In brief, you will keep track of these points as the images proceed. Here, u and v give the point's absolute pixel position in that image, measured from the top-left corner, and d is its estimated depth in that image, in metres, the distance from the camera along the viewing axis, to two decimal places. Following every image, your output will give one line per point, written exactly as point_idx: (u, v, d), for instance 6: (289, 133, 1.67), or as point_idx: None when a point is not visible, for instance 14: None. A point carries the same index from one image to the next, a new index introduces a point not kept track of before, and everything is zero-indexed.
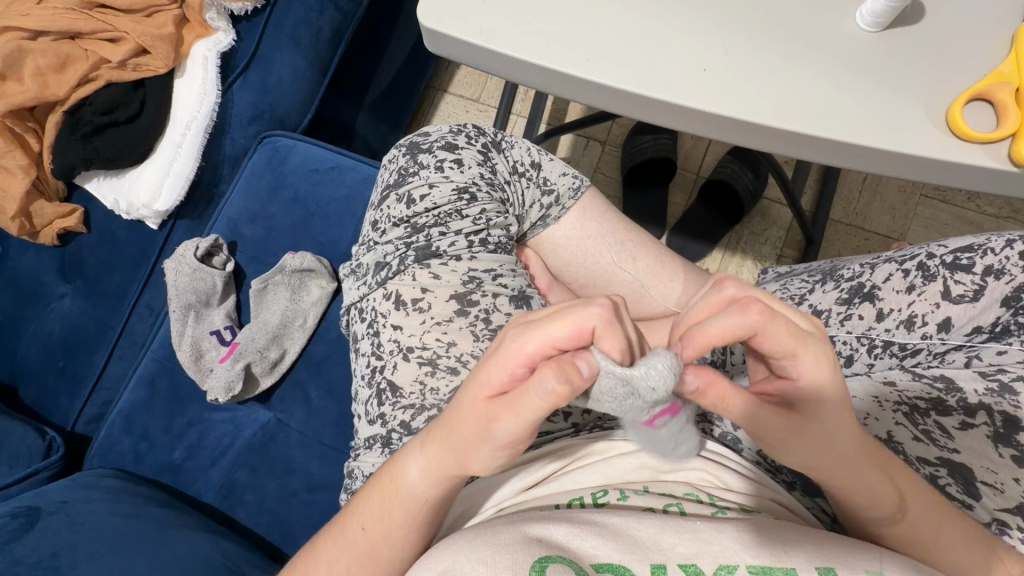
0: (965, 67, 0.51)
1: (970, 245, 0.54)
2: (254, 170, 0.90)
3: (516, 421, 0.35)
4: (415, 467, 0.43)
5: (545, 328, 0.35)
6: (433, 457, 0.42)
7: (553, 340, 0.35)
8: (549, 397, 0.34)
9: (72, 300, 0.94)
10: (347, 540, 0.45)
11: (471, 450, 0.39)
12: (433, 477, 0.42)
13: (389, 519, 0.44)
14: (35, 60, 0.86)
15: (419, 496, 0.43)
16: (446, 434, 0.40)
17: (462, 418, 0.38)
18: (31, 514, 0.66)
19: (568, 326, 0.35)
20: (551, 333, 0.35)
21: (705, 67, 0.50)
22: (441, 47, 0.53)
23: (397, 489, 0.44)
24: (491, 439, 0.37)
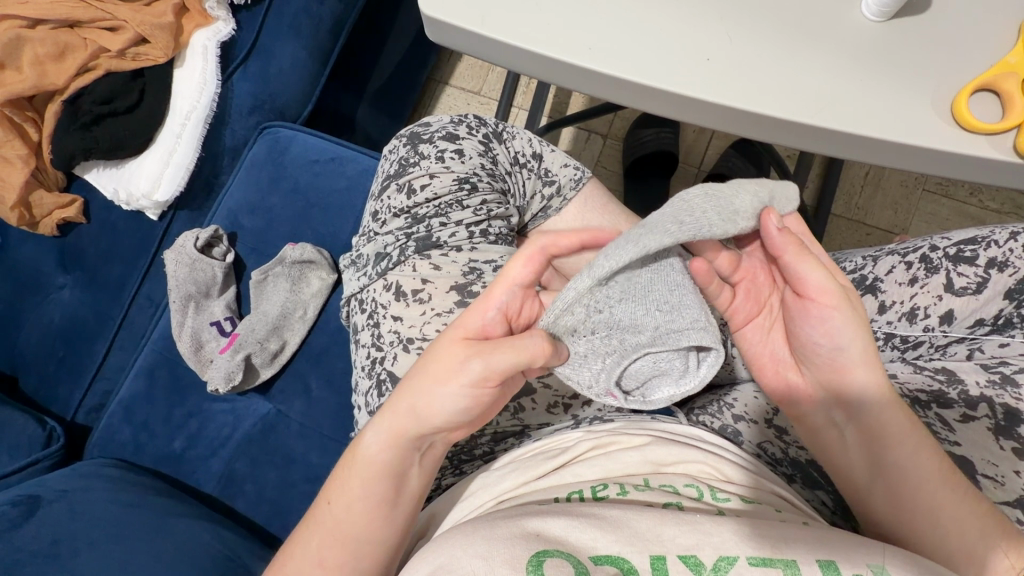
0: (970, 58, 0.50)
1: (973, 238, 0.54)
2: (253, 161, 0.90)
3: (490, 361, 0.40)
4: (372, 429, 0.45)
5: (506, 271, 0.43)
6: (385, 413, 0.44)
7: (513, 279, 0.43)
8: (502, 354, 0.40)
9: (71, 290, 0.94)
10: (316, 522, 0.46)
11: (442, 384, 0.41)
12: (389, 439, 0.44)
13: (352, 487, 0.45)
14: (33, 49, 0.86)
15: (374, 460, 0.44)
16: (423, 371, 0.43)
17: (438, 357, 0.42)
18: (31, 503, 0.66)
19: (525, 263, 0.42)
20: (510, 272, 0.43)
21: (708, 57, 0.49)
22: (442, 36, 0.52)
23: (357, 456, 0.45)
24: (460, 372, 0.41)
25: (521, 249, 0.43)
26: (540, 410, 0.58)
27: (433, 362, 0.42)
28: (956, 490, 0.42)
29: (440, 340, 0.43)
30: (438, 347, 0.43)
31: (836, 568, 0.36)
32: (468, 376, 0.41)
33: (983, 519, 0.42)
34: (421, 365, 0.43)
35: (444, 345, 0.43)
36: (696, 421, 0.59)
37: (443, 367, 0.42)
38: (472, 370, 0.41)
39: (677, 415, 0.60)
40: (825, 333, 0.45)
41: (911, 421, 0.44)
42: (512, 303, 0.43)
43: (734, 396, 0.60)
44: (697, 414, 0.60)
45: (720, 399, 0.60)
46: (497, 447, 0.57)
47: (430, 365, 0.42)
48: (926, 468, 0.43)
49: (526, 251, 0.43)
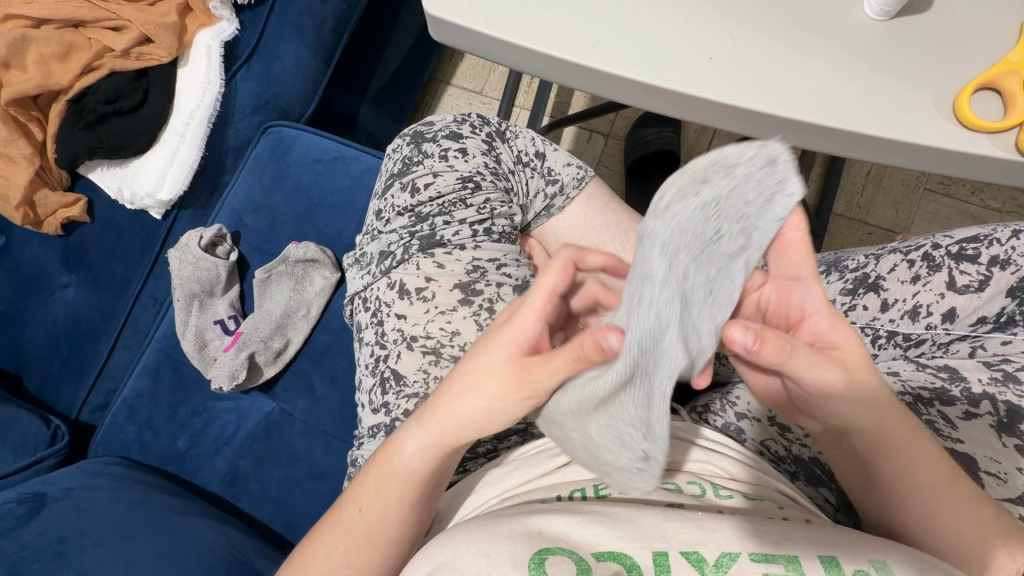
0: (972, 57, 0.51)
1: (976, 235, 0.54)
2: (257, 160, 0.90)
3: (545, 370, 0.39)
4: (413, 439, 0.44)
5: (546, 282, 0.41)
6: (427, 423, 0.44)
7: (554, 291, 0.41)
8: (560, 362, 0.38)
9: (76, 290, 0.94)
10: (344, 524, 0.46)
11: (498, 399, 0.41)
12: (432, 449, 0.44)
13: (382, 496, 0.45)
14: (37, 49, 0.86)
15: (415, 473, 0.44)
16: (455, 390, 0.42)
17: (489, 377, 0.41)
18: (37, 500, 0.66)
19: (568, 278, 0.41)
20: (550, 283, 0.41)
21: (710, 56, 0.50)
22: (446, 36, 0.53)
23: (393, 466, 0.45)
24: (521, 387, 0.40)
25: (556, 259, 0.41)
26: None
27: (471, 380, 0.42)
28: (949, 492, 0.42)
29: (479, 356, 0.42)
30: (489, 373, 0.41)
31: (837, 564, 0.36)
32: (536, 390, 0.40)
33: (975, 515, 0.42)
34: (461, 381, 0.42)
35: (487, 360, 0.41)
36: (699, 419, 0.60)
37: (498, 387, 0.41)
38: (540, 384, 0.40)
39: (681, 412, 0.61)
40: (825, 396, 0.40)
41: (905, 435, 0.42)
42: (553, 315, 0.42)
43: (737, 393, 0.60)
44: (700, 411, 0.61)
45: (723, 397, 0.61)
46: (501, 444, 0.58)
47: (474, 380, 0.42)
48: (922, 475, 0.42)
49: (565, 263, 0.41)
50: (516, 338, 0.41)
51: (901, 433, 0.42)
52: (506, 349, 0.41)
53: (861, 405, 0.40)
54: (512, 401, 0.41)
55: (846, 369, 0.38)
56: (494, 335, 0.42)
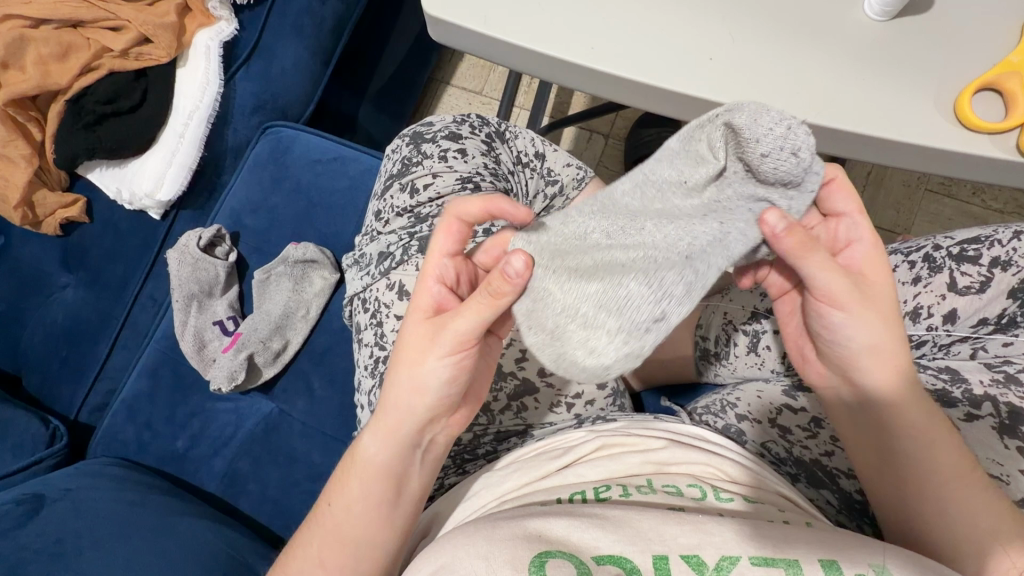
0: (973, 57, 0.50)
1: (976, 237, 0.54)
2: (256, 160, 0.90)
3: (459, 320, 0.42)
4: (368, 433, 0.46)
5: (434, 244, 0.46)
6: (378, 422, 0.46)
7: (444, 249, 0.46)
8: (476, 306, 0.42)
9: (74, 290, 0.94)
10: (320, 523, 0.47)
11: (417, 364, 0.44)
12: (384, 444, 0.45)
13: (352, 495, 0.46)
14: (36, 49, 0.86)
15: (373, 466, 0.45)
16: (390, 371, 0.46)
17: (407, 343, 0.45)
18: (35, 501, 0.66)
19: (448, 234, 0.46)
20: (438, 245, 0.46)
21: (711, 56, 0.50)
22: (445, 35, 0.53)
23: (355, 458, 0.47)
24: (434, 343, 0.44)
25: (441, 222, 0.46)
26: (543, 409, 0.58)
27: (400, 358, 0.45)
28: (970, 481, 0.42)
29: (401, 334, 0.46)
30: (407, 337, 0.46)
31: (838, 568, 0.36)
32: (443, 341, 0.43)
33: (999, 510, 0.41)
34: (393, 361, 0.46)
35: (407, 332, 0.46)
36: (699, 421, 0.60)
37: (418, 350, 0.44)
38: (448, 334, 0.43)
39: (680, 414, 0.61)
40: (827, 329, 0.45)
41: (919, 409, 0.44)
42: (447, 271, 0.46)
43: (737, 394, 0.60)
44: (700, 413, 0.61)
45: (724, 398, 0.61)
46: (501, 446, 0.58)
47: (401, 357, 0.45)
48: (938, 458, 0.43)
49: (448, 220, 0.45)
50: (426, 305, 0.46)
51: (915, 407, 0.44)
52: (415, 315, 0.46)
53: (877, 357, 0.44)
54: (428, 364, 0.44)
55: (862, 289, 0.43)
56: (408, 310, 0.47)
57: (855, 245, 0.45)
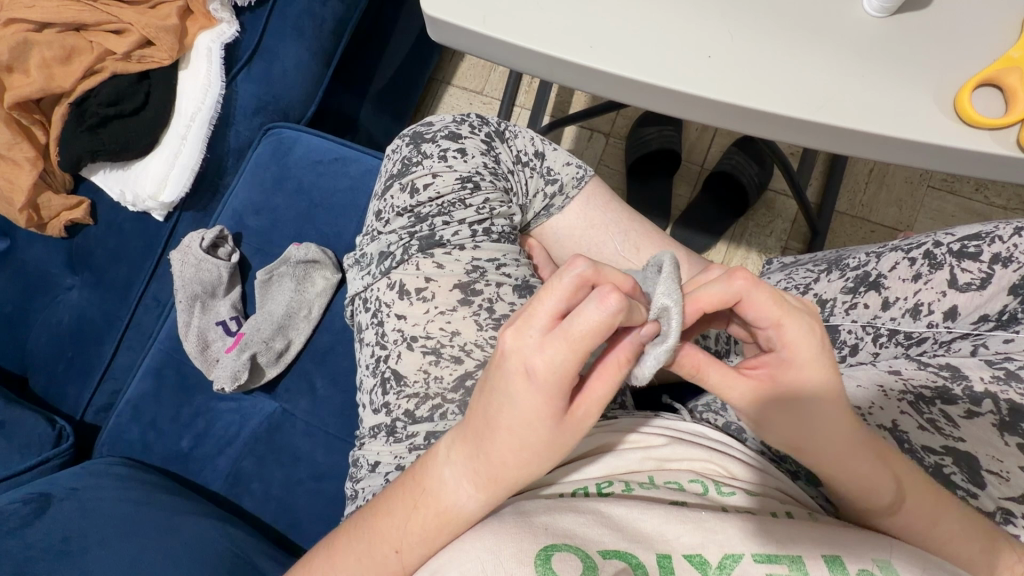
0: (972, 53, 0.50)
1: (977, 233, 0.54)
2: (258, 161, 0.90)
3: (600, 403, 0.38)
4: (470, 502, 0.40)
5: (577, 341, 0.35)
6: (483, 478, 0.40)
7: (594, 348, 0.35)
8: (611, 377, 0.38)
9: (79, 292, 0.95)
10: (376, 556, 0.42)
11: (559, 458, 0.40)
12: (487, 497, 0.40)
13: (432, 543, 0.41)
14: (41, 53, 0.87)
15: (469, 519, 0.41)
16: (507, 464, 0.39)
17: (539, 442, 0.38)
18: (42, 501, 0.67)
19: (598, 336, 0.34)
20: (585, 345, 0.35)
21: (709, 54, 0.50)
22: (444, 35, 0.53)
23: (444, 513, 0.41)
24: (580, 432, 0.39)
25: (604, 313, 0.34)
26: None
27: (524, 451, 0.39)
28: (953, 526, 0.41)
29: (523, 429, 0.38)
30: (542, 435, 0.38)
31: (841, 564, 0.36)
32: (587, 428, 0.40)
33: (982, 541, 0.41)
34: (508, 455, 0.39)
35: (536, 431, 0.38)
36: (700, 419, 0.60)
37: (558, 446, 0.39)
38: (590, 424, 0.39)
39: (681, 413, 0.61)
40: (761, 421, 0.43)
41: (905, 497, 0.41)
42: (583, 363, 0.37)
43: None
44: (701, 411, 0.61)
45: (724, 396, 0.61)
46: None
47: (529, 451, 0.39)
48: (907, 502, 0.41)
49: (600, 323, 0.34)
50: (560, 397, 0.37)
51: (865, 476, 0.40)
52: (548, 412, 0.37)
53: (837, 447, 0.40)
54: (559, 457, 0.40)
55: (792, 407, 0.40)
56: (523, 402, 0.37)
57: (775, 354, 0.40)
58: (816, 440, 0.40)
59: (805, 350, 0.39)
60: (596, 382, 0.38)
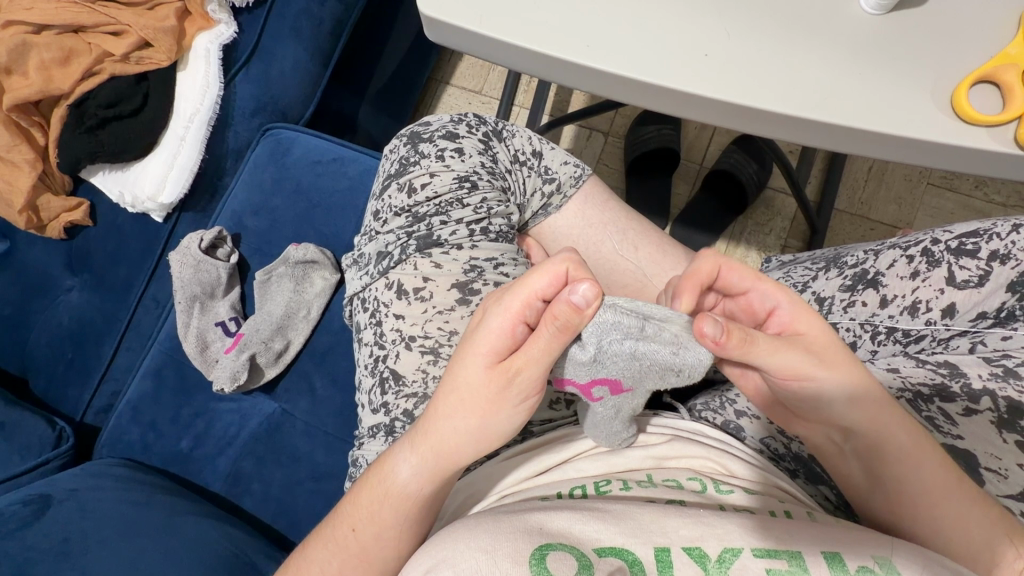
0: (970, 49, 0.50)
1: (975, 230, 0.53)
2: (256, 162, 0.90)
3: (535, 361, 0.40)
4: (405, 463, 0.44)
5: (527, 283, 0.39)
6: (418, 445, 0.44)
7: (536, 292, 0.39)
8: (552, 339, 0.39)
9: (79, 293, 0.95)
10: (335, 540, 0.46)
11: (487, 414, 0.42)
12: (419, 463, 0.44)
13: (377, 517, 0.45)
14: (39, 55, 0.87)
15: (405, 491, 0.44)
16: (438, 411, 0.43)
17: (467, 389, 0.42)
18: (42, 502, 0.67)
19: (546, 276, 0.39)
20: (533, 286, 0.39)
21: (706, 52, 0.50)
22: (441, 36, 0.53)
23: (387, 488, 0.45)
24: (511, 392, 0.41)
25: (549, 262, 0.39)
26: (542, 407, 0.57)
27: (454, 397, 0.42)
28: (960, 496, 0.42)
29: (457, 372, 0.42)
30: (470, 382, 0.41)
31: (840, 560, 0.36)
32: (518, 388, 0.41)
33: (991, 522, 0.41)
34: (442, 403, 0.43)
35: (468, 375, 0.42)
36: (698, 417, 0.59)
37: (484, 398, 0.41)
38: (519, 384, 0.41)
39: (680, 411, 0.60)
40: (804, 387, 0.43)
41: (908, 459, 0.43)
42: (534, 316, 0.40)
43: (736, 390, 0.60)
44: (699, 410, 0.61)
45: (723, 394, 0.61)
46: None
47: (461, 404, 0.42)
48: (930, 479, 0.42)
49: (553, 266, 0.39)
50: (497, 348, 0.41)
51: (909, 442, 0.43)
52: (483, 358, 0.41)
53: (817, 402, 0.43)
54: (489, 409, 0.42)
55: (812, 352, 0.42)
56: (469, 344, 0.42)
57: (776, 312, 0.44)
58: (870, 402, 0.43)
59: (789, 299, 0.43)
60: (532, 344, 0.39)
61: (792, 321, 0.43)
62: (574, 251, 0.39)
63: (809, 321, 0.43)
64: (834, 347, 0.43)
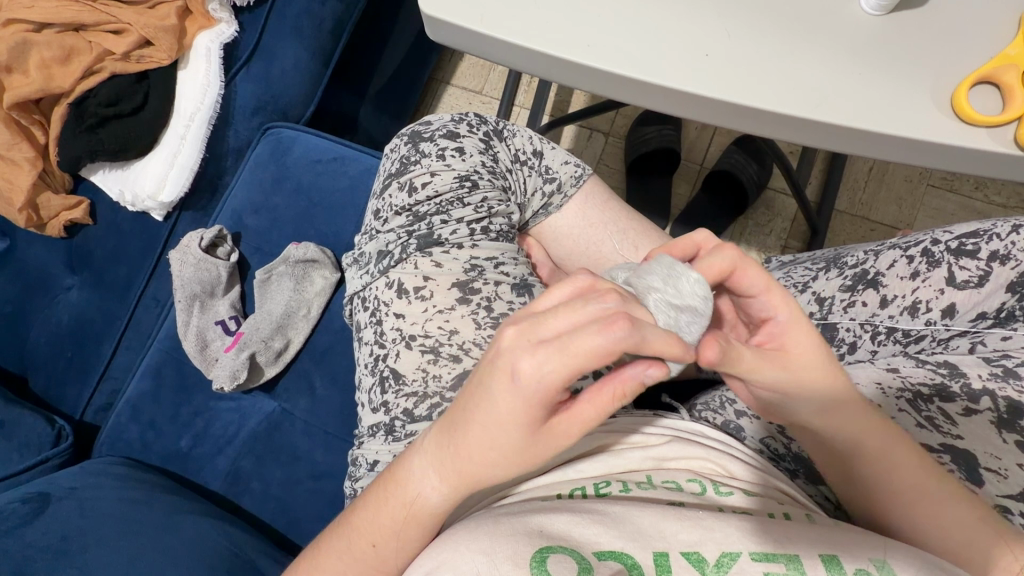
0: (970, 50, 0.50)
1: (975, 230, 0.53)
2: (256, 161, 0.90)
3: (585, 425, 0.37)
4: (433, 489, 0.41)
5: (573, 357, 0.33)
6: (447, 475, 0.41)
7: (584, 369, 0.34)
8: (603, 406, 0.37)
9: (79, 291, 0.95)
10: (354, 552, 0.44)
11: (526, 466, 0.38)
12: (448, 488, 0.41)
13: (402, 532, 0.43)
14: (40, 53, 0.87)
15: (434, 512, 0.42)
16: (472, 456, 0.39)
17: (507, 448, 0.37)
18: (41, 500, 0.67)
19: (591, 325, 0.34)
20: (581, 362, 0.33)
21: (707, 52, 0.50)
22: (442, 35, 0.53)
23: (415, 507, 0.42)
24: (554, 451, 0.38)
25: (607, 341, 0.32)
26: None
27: (493, 449, 0.38)
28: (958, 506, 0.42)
29: (492, 429, 0.37)
30: (509, 442, 0.37)
31: (838, 563, 0.36)
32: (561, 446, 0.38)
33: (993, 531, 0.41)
34: (473, 453, 0.39)
35: (506, 438, 0.37)
36: (698, 417, 0.60)
37: (528, 457, 0.38)
38: (563, 443, 0.37)
39: (680, 411, 0.60)
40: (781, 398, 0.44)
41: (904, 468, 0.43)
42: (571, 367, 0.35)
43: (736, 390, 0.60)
44: (699, 410, 0.61)
45: (723, 394, 0.61)
46: None
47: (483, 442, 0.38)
48: (908, 473, 0.43)
49: (607, 347, 0.32)
50: (538, 413, 0.36)
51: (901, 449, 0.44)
52: (522, 424, 0.36)
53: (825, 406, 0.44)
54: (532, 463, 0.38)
55: (790, 368, 0.43)
56: (497, 408, 0.36)
57: (771, 321, 0.44)
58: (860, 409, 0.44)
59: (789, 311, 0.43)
60: (582, 406, 0.36)
61: (786, 331, 0.43)
62: (628, 320, 0.33)
63: (802, 334, 0.43)
64: (820, 363, 0.43)
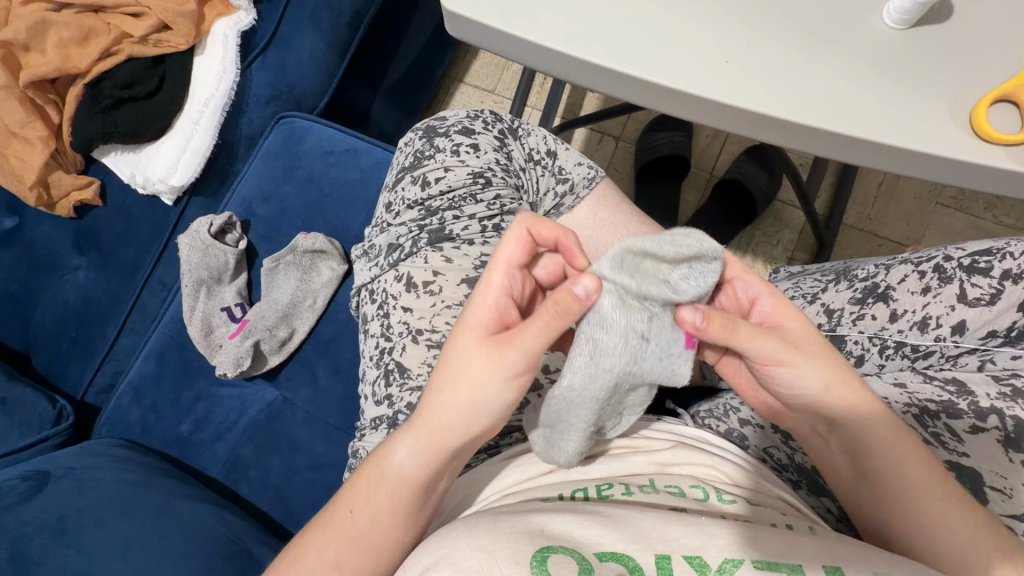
0: (990, 68, 0.50)
1: (988, 248, 0.53)
2: (268, 150, 0.90)
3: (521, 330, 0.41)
4: (402, 445, 0.45)
5: (503, 256, 0.45)
6: (413, 426, 0.44)
7: (511, 260, 0.44)
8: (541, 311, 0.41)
9: (86, 272, 0.95)
10: (334, 529, 0.46)
11: (476, 386, 0.42)
12: (413, 448, 0.44)
13: (374, 503, 0.45)
14: (58, 33, 0.87)
15: (400, 475, 0.44)
16: (433, 387, 0.44)
17: (461, 361, 0.43)
18: (41, 478, 0.67)
19: (517, 246, 0.45)
20: (505, 256, 0.45)
21: (726, 59, 0.50)
22: (463, 32, 0.53)
23: (388, 473, 0.45)
24: (499, 365, 0.42)
25: (514, 233, 0.45)
26: None
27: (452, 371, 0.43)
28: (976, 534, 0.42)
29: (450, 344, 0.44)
30: (463, 353, 0.43)
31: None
32: (506, 363, 0.42)
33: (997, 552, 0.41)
34: (444, 380, 0.44)
35: (460, 349, 0.43)
36: (702, 424, 0.59)
37: (476, 368, 0.42)
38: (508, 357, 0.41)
39: (683, 417, 0.60)
40: (784, 384, 0.44)
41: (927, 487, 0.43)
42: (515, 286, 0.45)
43: (740, 399, 0.60)
44: (703, 416, 0.61)
45: (726, 402, 0.61)
46: (502, 441, 0.57)
47: (452, 377, 0.43)
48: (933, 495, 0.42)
49: (518, 235, 0.45)
50: (485, 321, 0.44)
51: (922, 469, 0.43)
52: (471, 329, 0.44)
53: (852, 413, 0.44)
54: (483, 380, 0.42)
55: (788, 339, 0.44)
56: (459, 322, 0.45)
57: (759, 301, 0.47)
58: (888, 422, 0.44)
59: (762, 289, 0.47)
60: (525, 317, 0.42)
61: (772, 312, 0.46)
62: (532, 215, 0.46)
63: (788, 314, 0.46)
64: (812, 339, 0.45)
